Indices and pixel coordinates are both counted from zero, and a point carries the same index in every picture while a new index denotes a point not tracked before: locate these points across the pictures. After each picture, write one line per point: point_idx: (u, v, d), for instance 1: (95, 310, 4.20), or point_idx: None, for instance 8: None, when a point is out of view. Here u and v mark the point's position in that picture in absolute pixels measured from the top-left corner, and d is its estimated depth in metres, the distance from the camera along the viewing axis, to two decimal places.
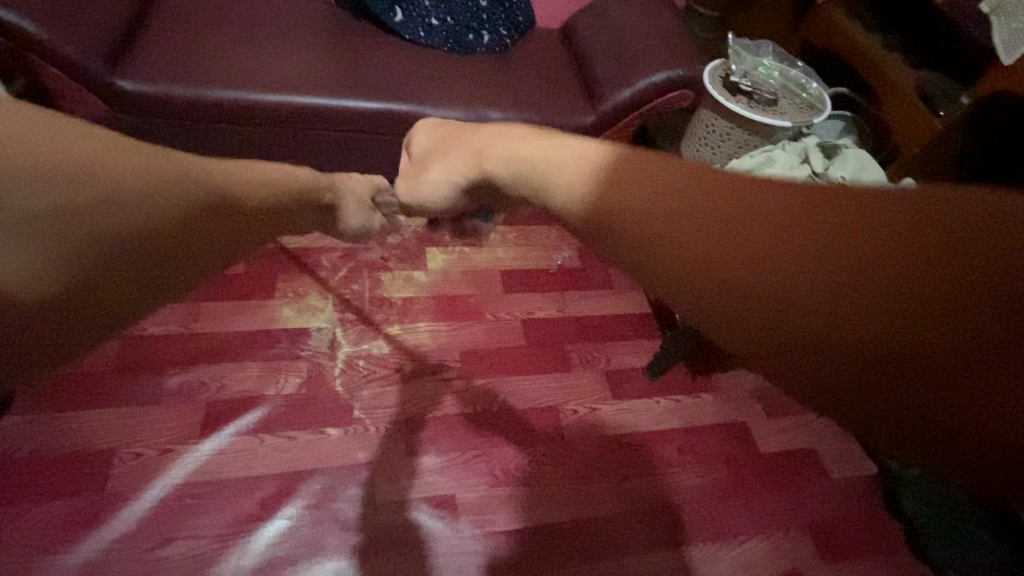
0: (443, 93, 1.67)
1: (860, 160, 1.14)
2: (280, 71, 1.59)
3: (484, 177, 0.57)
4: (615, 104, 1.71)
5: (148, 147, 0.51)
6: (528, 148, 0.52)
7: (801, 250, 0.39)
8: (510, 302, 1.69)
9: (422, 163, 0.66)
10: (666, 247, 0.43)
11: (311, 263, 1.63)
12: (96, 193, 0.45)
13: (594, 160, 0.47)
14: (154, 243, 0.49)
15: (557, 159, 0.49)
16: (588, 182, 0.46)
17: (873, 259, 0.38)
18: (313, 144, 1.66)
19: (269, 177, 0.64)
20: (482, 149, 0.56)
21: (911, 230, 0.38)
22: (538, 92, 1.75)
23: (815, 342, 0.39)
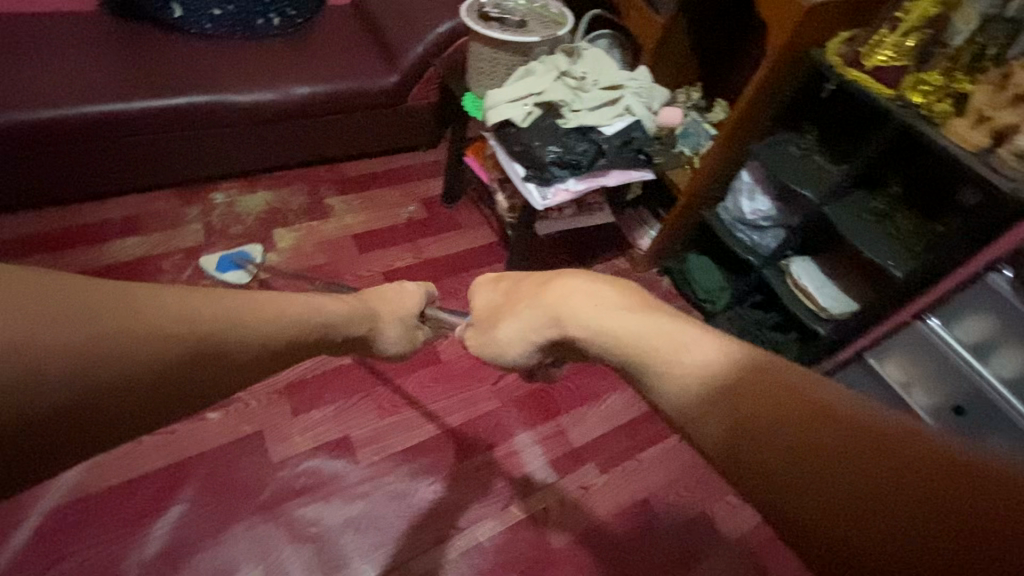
0: (244, 78, 1.72)
1: (597, 59, 1.40)
2: (58, 84, 1.53)
3: (587, 338, 0.66)
4: (412, 60, 1.87)
5: (113, 300, 0.48)
6: (627, 328, 0.62)
7: (807, 434, 0.46)
8: (366, 261, 1.83)
9: (511, 322, 0.76)
10: (716, 407, 0.52)
11: (153, 271, 1.64)
12: (46, 361, 0.42)
13: (665, 333, 0.59)
14: (79, 406, 0.44)
15: (616, 325, 0.64)
16: (629, 346, 0.62)
17: (860, 454, 0.44)
18: (122, 154, 1.65)
19: (263, 324, 0.61)
20: (563, 310, 0.69)
21: (878, 440, 0.44)
22: (340, 61, 1.85)
23: (798, 492, 0.45)
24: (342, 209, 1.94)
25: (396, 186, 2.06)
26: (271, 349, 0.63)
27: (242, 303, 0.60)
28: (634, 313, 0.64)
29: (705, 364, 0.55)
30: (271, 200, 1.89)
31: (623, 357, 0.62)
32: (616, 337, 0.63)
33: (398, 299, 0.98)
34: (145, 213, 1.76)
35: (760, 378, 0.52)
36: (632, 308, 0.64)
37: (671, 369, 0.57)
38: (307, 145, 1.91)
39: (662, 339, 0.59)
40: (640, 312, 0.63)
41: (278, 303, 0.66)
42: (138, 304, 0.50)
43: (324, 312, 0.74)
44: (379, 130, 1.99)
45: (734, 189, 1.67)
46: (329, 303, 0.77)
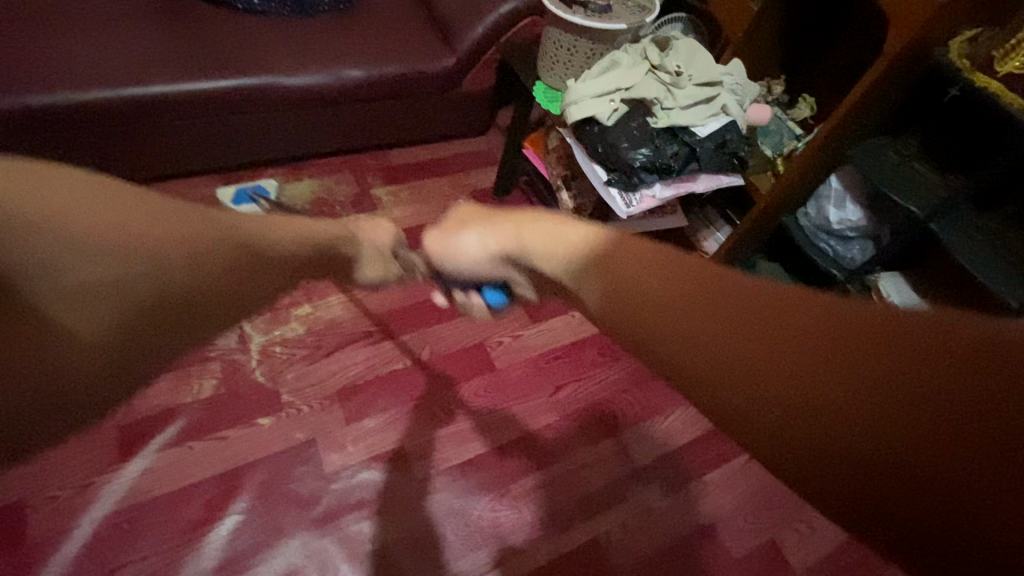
0: (294, 58, 1.60)
1: (690, 50, 1.26)
2: (100, 61, 1.43)
3: (520, 251, 0.67)
4: (470, 42, 1.73)
5: (175, 213, 0.65)
6: (533, 230, 0.66)
7: (767, 350, 0.49)
8: None
9: (462, 246, 0.75)
10: (700, 320, 0.53)
11: None
12: (127, 253, 0.60)
13: (579, 237, 0.62)
14: (155, 287, 0.62)
15: (563, 239, 0.63)
16: (613, 296, 0.57)
17: (825, 358, 0.48)
18: (165, 138, 1.56)
19: (287, 238, 0.75)
20: (514, 229, 0.67)
21: (852, 333, 0.48)
22: (393, 41, 1.72)
23: (795, 393, 0.48)
24: (390, 200, 1.84)
25: (445, 177, 1.95)
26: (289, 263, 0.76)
27: (265, 227, 0.74)
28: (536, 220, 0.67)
29: (658, 291, 0.55)
30: (316, 188, 1.80)
31: (578, 283, 0.62)
32: (572, 261, 0.62)
33: (372, 230, 0.87)
34: (187, 200, 1.67)
35: (743, 294, 0.52)
36: (563, 220, 0.65)
37: (633, 294, 0.56)
38: (354, 130, 1.80)
39: (634, 253, 0.58)
40: (563, 224, 0.64)
41: (293, 227, 0.77)
42: (197, 220, 0.66)
43: (316, 232, 0.79)
44: (430, 116, 1.88)
45: (819, 195, 1.55)
46: (321, 226, 0.81)
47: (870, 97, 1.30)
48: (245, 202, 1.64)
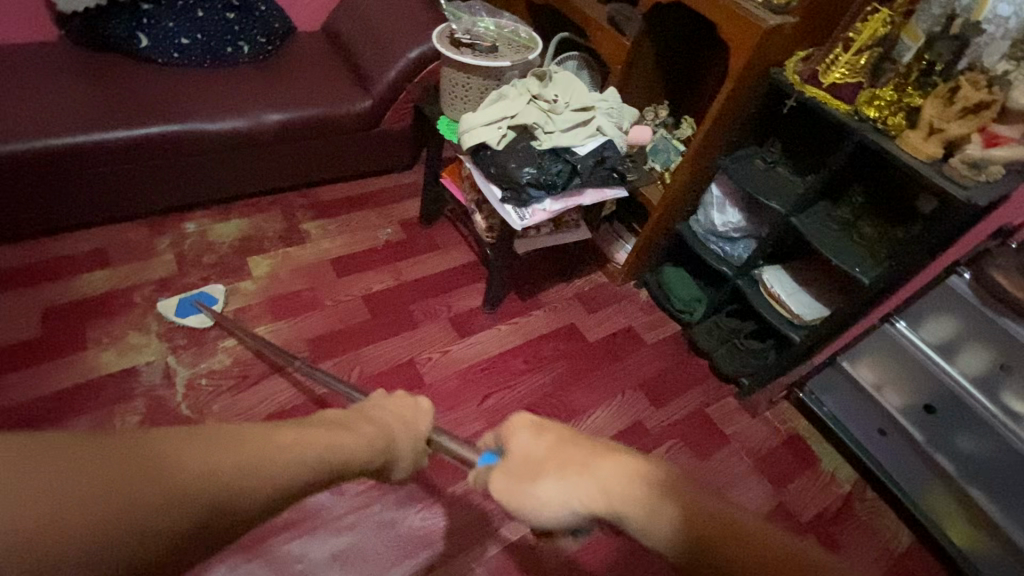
0: (215, 106, 1.70)
1: (567, 81, 1.43)
2: (18, 117, 1.49)
3: (598, 498, 0.70)
4: (386, 84, 1.89)
5: (157, 451, 0.55)
6: (615, 483, 0.70)
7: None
8: (344, 285, 1.82)
9: (549, 495, 0.74)
10: (703, 549, 0.61)
11: (123, 305, 1.59)
12: (100, 520, 0.49)
13: (646, 485, 0.67)
14: (114, 567, 0.50)
15: (613, 481, 0.70)
16: (630, 503, 0.67)
17: (757, 554, 0.59)
18: (87, 186, 1.61)
19: (280, 463, 0.64)
20: (614, 488, 0.69)
21: (815, 569, 0.57)
22: (313, 88, 1.87)
23: None
24: (319, 233, 1.93)
25: (373, 210, 2.06)
26: (256, 506, 0.62)
27: (295, 438, 0.69)
28: (605, 463, 0.72)
29: (707, 514, 0.63)
30: (245, 227, 1.87)
31: (641, 522, 0.66)
32: (613, 501, 0.69)
33: (410, 419, 0.93)
34: (113, 245, 1.71)
35: (740, 536, 0.61)
36: (636, 467, 0.70)
37: (691, 531, 0.62)
38: (281, 171, 1.91)
39: (636, 485, 0.68)
40: (635, 468, 0.70)
41: (296, 439, 0.69)
42: (163, 451, 0.56)
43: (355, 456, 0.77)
44: (354, 154, 2.00)
45: (705, 203, 1.73)
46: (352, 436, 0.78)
47: (725, 114, 1.49)
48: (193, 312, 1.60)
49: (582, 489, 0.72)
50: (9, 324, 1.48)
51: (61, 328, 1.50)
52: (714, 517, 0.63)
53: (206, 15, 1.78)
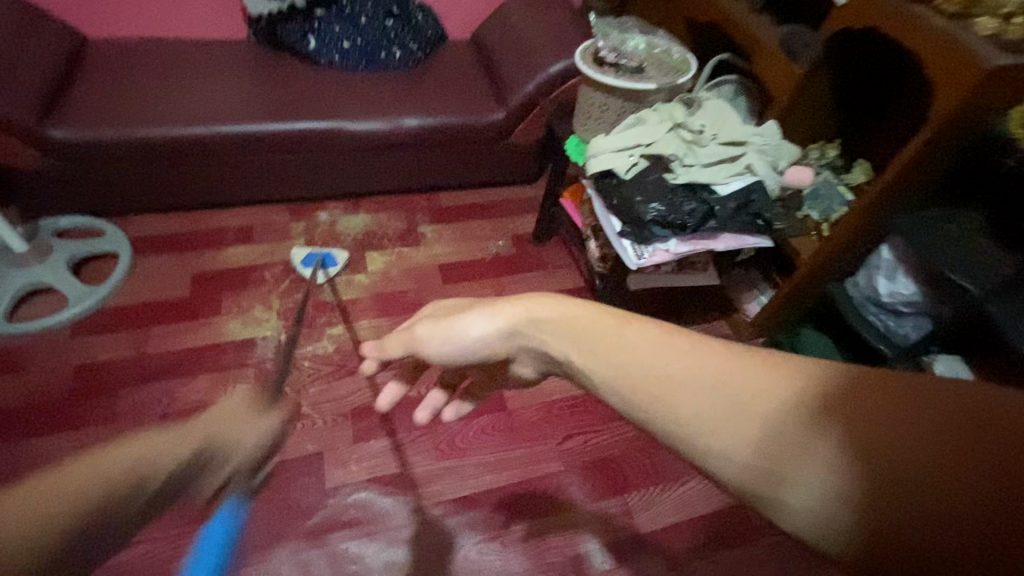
0: (362, 106, 1.81)
1: (719, 111, 1.27)
2: (205, 105, 1.71)
3: (546, 309, 0.69)
4: (521, 98, 1.87)
5: None
6: (565, 320, 0.67)
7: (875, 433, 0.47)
8: (448, 292, 1.83)
9: (473, 325, 0.73)
10: (720, 410, 0.54)
11: (255, 280, 1.74)
12: None
13: (625, 326, 0.63)
14: None
15: (559, 313, 0.68)
16: (576, 324, 0.66)
17: (811, 400, 0.51)
18: (246, 169, 1.79)
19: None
20: (538, 307, 0.70)
21: (874, 390, 0.50)
22: (452, 96, 1.91)
23: (859, 456, 0.47)
24: (434, 237, 1.97)
25: (488, 221, 2.06)
26: None
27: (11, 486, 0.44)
28: (543, 305, 0.70)
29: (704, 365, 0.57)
30: (369, 222, 1.97)
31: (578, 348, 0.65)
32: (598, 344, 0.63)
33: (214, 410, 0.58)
34: (258, 225, 1.89)
35: (765, 389, 0.53)
36: (579, 301, 0.68)
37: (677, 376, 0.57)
38: (410, 174, 1.98)
39: (609, 322, 0.65)
40: (581, 305, 0.68)
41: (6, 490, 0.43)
42: None
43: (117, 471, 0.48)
44: (479, 164, 2.02)
45: (870, 265, 1.44)
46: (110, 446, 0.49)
47: (914, 165, 1.22)
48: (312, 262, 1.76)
49: (518, 320, 0.71)
50: (167, 282, 1.69)
51: (205, 292, 1.68)
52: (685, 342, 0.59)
53: (368, 22, 1.89)
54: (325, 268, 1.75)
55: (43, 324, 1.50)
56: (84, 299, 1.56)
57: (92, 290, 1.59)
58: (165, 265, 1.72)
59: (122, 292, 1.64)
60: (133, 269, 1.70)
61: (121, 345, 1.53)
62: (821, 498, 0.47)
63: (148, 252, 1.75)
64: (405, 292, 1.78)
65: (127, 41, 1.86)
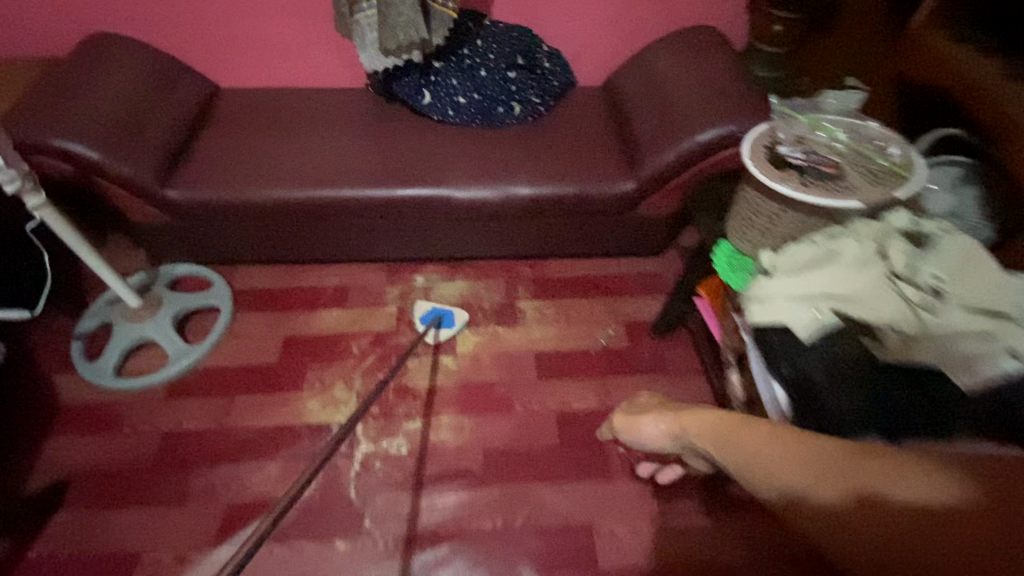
0: (470, 172, 1.62)
1: (964, 250, 0.90)
2: (315, 166, 1.64)
3: (704, 419, 0.99)
4: (657, 168, 1.53)
5: None
6: (710, 427, 0.96)
7: (808, 454, 0.81)
8: (542, 390, 1.57)
9: (661, 432, 1.06)
10: (745, 465, 0.88)
11: (340, 352, 1.63)
12: None
13: (721, 417, 0.96)
14: None
15: (703, 421, 0.98)
16: (708, 439, 0.95)
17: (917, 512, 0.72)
18: (347, 232, 1.70)
19: None
20: (688, 421, 1.01)
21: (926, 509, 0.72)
22: (572, 161, 1.64)
23: (904, 515, 0.73)
24: (534, 316, 1.73)
25: (599, 301, 1.77)
26: None
27: None
28: (709, 414, 0.98)
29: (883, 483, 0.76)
30: (466, 291, 1.79)
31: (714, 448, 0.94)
32: (727, 444, 0.92)
33: None
34: (354, 286, 1.80)
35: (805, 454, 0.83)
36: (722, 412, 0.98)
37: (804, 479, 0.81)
38: (515, 243, 1.76)
39: (738, 425, 0.92)
40: (720, 413, 0.98)
41: None
42: None
43: None
44: (596, 236, 1.73)
45: None
46: None
47: None
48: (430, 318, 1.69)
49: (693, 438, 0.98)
50: (258, 344, 1.64)
51: (291, 361, 1.61)
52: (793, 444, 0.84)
53: (488, 74, 1.70)
54: (439, 329, 1.67)
55: (143, 382, 1.52)
56: (180, 359, 1.56)
57: (189, 349, 1.59)
58: (259, 326, 1.68)
59: (217, 353, 1.62)
60: (231, 327, 1.68)
61: (205, 415, 1.50)
62: (796, 506, 0.81)
63: (247, 309, 1.72)
64: (493, 386, 1.57)
65: (253, 91, 1.86)
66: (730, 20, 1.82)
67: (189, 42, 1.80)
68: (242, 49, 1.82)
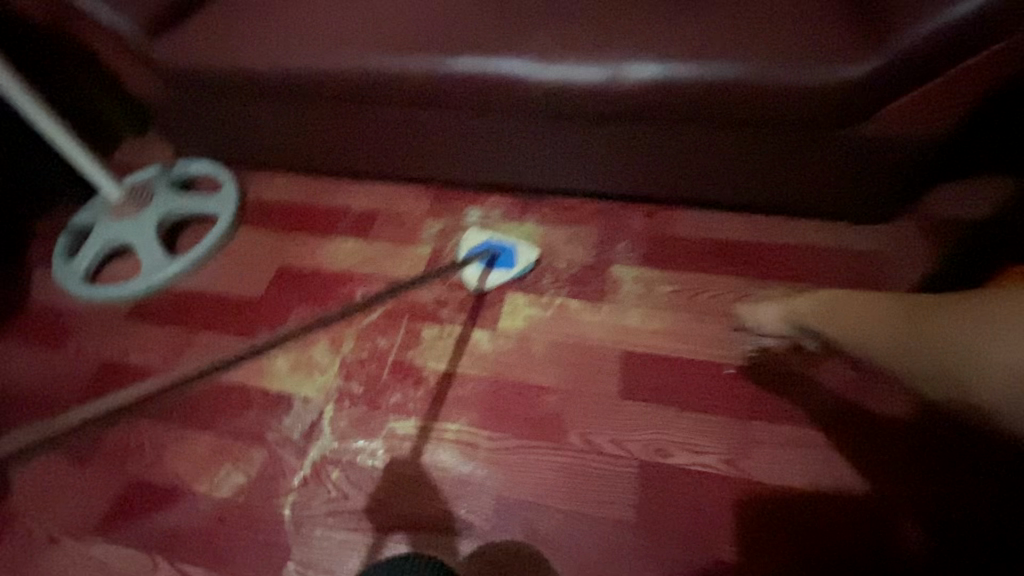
0: (559, 33, 0.95)
1: None
2: (328, 17, 1.08)
3: (809, 304, 0.84)
4: (915, 39, 0.82)
5: None
6: (823, 311, 0.81)
7: (870, 320, 0.77)
8: (621, 417, 0.92)
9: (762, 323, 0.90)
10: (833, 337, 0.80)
11: (340, 298, 1.14)
12: None
13: (829, 298, 0.82)
14: None
15: (807, 301, 0.84)
16: (809, 313, 0.83)
17: (959, 381, 0.67)
18: (380, 130, 1.19)
19: None
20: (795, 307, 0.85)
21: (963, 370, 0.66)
22: (747, 23, 0.90)
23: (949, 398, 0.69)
24: (633, 291, 1.06)
25: (750, 286, 1.05)
26: None
27: None
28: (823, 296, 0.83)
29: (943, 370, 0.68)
30: (534, 238, 1.17)
31: (824, 325, 0.81)
32: (827, 319, 0.81)
33: None
34: (386, 212, 1.29)
35: (876, 320, 0.76)
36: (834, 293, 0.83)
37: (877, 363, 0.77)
38: (624, 171, 1.09)
39: (835, 305, 0.81)
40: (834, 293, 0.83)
41: None
42: None
43: None
44: (766, 170, 1.02)
45: None
46: None
47: None
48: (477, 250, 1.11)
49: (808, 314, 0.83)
50: (249, 272, 1.23)
51: (276, 300, 1.17)
52: (875, 317, 0.76)
53: None
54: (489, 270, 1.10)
55: (108, 295, 1.19)
56: (153, 273, 1.20)
57: (169, 262, 1.22)
58: (257, 247, 1.27)
59: (199, 273, 1.24)
60: (226, 243, 1.28)
61: (156, 352, 1.12)
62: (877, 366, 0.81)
63: (250, 223, 1.32)
64: (541, 393, 0.96)
65: None
66: None
67: None
68: None
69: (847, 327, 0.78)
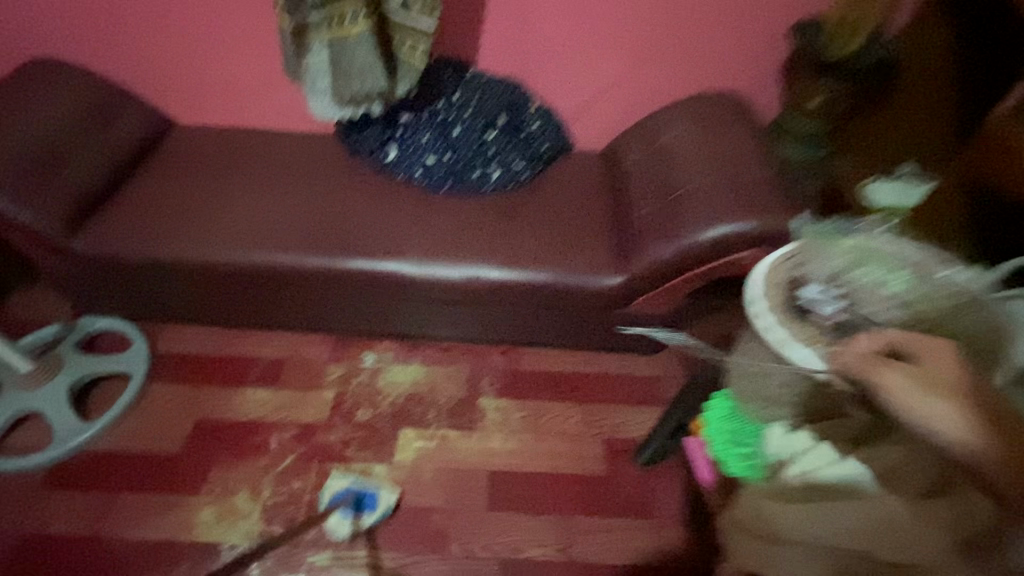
0: (428, 247, 1.36)
1: None
2: (248, 224, 1.42)
3: (794, 441, 0.77)
4: (650, 264, 1.27)
5: None
6: (811, 468, 0.73)
7: (835, 478, 0.71)
8: (489, 523, 1.26)
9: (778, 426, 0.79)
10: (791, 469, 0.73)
11: (256, 447, 1.35)
12: None
13: (833, 463, 0.72)
14: None
15: (817, 456, 0.74)
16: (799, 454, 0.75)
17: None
18: (285, 300, 1.46)
19: None
20: (800, 455, 0.75)
21: None
22: (551, 245, 1.36)
23: None
24: (495, 419, 1.43)
25: (577, 405, 1.46)
26: None
27: None
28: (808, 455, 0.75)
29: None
30: (420, 379, 1.50)
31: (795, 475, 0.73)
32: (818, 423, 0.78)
33: None
34: (292, 360, 1.54)
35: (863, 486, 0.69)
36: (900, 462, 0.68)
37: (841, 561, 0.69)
38: (483, 327, 1.48)
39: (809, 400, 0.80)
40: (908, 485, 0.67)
41: None
42: None
43: None
44: (580, 331, 1.44)
45: None
46: None
47: None
48: (341, 499, 1.26)
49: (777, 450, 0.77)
50: (164, 426, 1.39)
51: (195, 453, 1.34)
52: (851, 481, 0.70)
53: (462, 133, 1.47)
54: (359, 514, 1.25)
55: (20, 465, 1.28)
56: (68, 440, 1.32)
57: (82, 427, 1.34)
58: (173, 402, 1.43)
59: (115, 433, 1.37)
60: (140, 401, 1.43)
61: (75, 517, 1.24)
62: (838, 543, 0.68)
63: (162, 378, 1.48)
64: (430, 512, 1.27)
65: (209, 132, 1.67)
66: (761, 85, 1.54)
67: (148, 78, 1.63)
68: (200, 80, 1.63)
69: (840, 472, 0.71)
